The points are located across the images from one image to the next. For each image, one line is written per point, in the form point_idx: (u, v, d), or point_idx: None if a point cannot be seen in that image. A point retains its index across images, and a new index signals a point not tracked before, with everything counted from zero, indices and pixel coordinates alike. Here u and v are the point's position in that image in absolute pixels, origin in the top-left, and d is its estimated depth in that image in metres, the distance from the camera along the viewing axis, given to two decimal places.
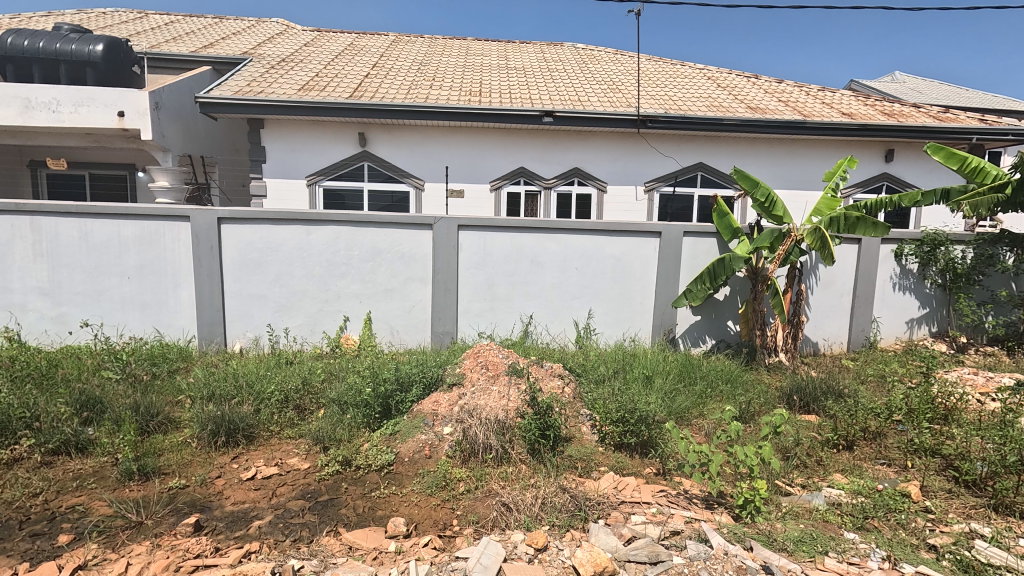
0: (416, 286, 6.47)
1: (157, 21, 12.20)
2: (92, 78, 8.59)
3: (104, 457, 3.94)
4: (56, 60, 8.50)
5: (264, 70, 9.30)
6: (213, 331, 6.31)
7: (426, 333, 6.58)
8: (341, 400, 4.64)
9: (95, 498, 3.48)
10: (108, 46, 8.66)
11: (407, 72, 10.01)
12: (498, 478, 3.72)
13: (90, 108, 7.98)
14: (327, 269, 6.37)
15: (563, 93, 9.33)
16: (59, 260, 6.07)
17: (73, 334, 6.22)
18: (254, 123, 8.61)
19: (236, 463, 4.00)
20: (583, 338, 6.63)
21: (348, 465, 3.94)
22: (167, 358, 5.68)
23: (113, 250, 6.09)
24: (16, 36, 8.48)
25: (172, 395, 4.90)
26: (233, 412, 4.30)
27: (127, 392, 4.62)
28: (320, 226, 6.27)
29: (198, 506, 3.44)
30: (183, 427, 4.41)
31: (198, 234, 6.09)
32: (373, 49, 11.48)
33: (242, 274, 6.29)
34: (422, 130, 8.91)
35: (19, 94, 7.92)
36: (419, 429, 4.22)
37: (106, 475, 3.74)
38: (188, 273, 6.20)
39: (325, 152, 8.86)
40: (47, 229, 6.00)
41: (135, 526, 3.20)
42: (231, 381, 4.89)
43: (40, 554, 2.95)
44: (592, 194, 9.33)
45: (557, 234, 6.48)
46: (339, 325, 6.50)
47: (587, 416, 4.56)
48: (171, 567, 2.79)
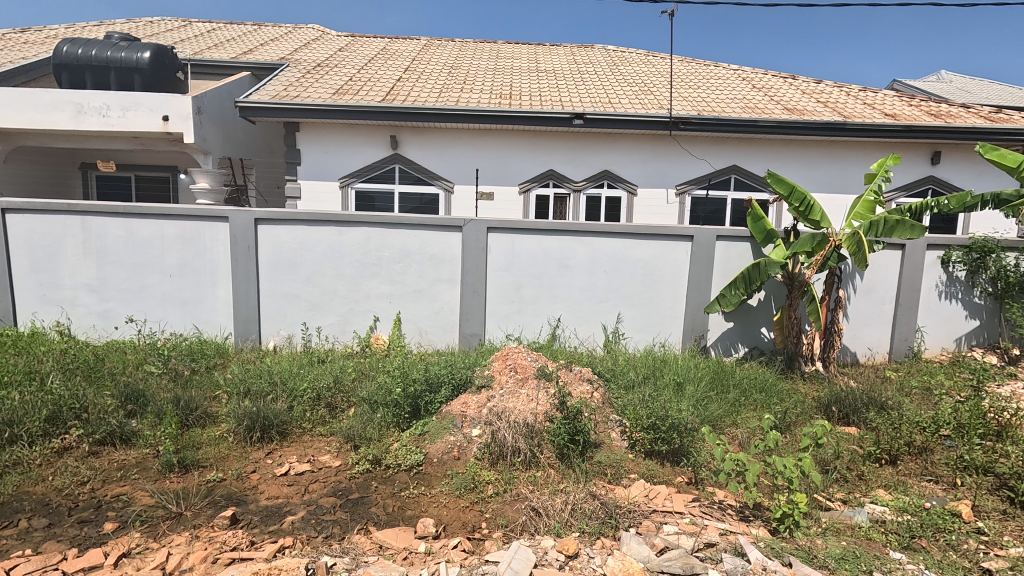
0: (445, 287, 6.51)
1: (200, 29, 12.63)
2: (139, 84, 8.95)
3: (146, 448, 4.08)
4: (106, 67, 8.90)
5: (301, 75, 9.53)
6: (249, 329, 6.49)
7: (454, 335, 6.61)
8: (371, 400, 4.69)
9: (138, 488, 3.60)
10: (154, 54, 9.02)
11: (438, 76, 10.11)
12: (527, 482, 3.70)
13: (136, 112, 8.31)
14: (358, 270, 6.47)
15: (593, 95, 9.26)
16: (107, 257, 6.34)
17: (118, 329, 6.47)
18: (291, 126, 8.83)
19: (271, 458, 4.09)
20: (611, 342, 6.56)
21: (378, 464, 3.99)
22: (205, 354, 5.86)
23: (156, 248, 6.32)
24: (70, 44, 8.90)
25: (210, 390, 5.04)
26: (267, 408, 4.40)
27: (168, 386, 4.78)
28: (352, 227, 6.38)
29: (235, 499, 3.52)
30: (220, 422, 4.54)
31: (236, 233, 6.28)
32: (406, 53, 11.64)
33: (277, 274, 6.44)
34: (453, 132, 8.99)
35: (72, 99, 8.30)
36: (448, 430, 4.24)
37: (148, 467, 3.88)
38: (226, 272, 6.39)
39: (358, 154, 9.02)
40: (96, 228, 6.28)
41: (175, 516, 3.30)
42: (267, 378, 5.04)
43: (88, 541, 3.07)
44: (622, 197, 9.24)
45: (585, 238, 6.43)
46: (369, 324, 6.59)
47: (617, 422, 4.48)
48: (208, 558, 2.85)
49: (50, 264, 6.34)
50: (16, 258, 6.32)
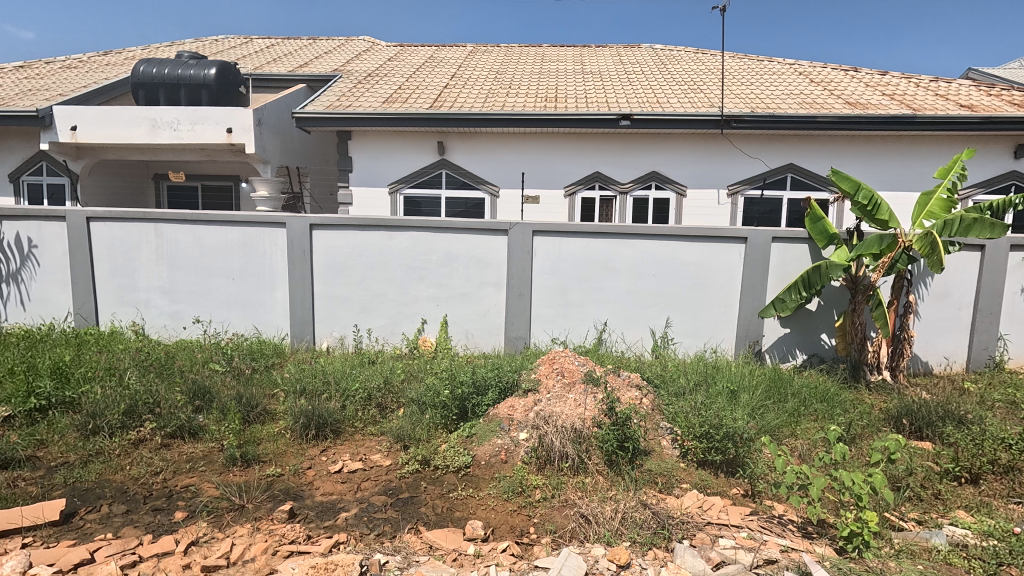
0: (491, 291, 6.55)
1: (261, 45, 13.32)
2: (207, 99, 9.54)
3: (212, 442, 4.31)
4: (177, 84, 9.53)
5: (353, 85, 9.87)
6: (304, 330, 6.75)
7: (500, 337, 6.63)
8: (420, 401, 4.77)
9: (205, 480, 3.81)
10: (220, 70, 9.58)
11: (484, 81, 10.23)
12: (576, 489, 3.65)
13: (203, 126, 8.85)
14: (406, 273, 6.61)
15: (641, 96, 9.10)
16: (177, 262, 6.77)
17: (187, 329, 6.89)
18: (343, 135, 9.15)
19: (325, 456, 4.23)
20: (660, 347, 6.40)
21: (427, 465, 4.04)
22: (264, 353, 6.14)
23: (220, 253, 6.70)
24: (146, 64, 9.58)
25: (269, 388, 5.28)
26: (321, 407, 4.56)
27: (231, 384, 5.04)
28: (401, 232, 6.53)
29: (292, 494, 3.67)
30: (278, 418, 4.74)
31: (293, 238, 6.56)
32: (452, 60, 11.84)
33: (330, 277, 6.68)
34: (498, 137, 9.06)
35: (147, 115, 8.93)
36: (495, 433, 4.24)
37: (214, 460, 4.09)
38: (283, 275, 6.68)
39: (406, 161, 9.24)
40: (168, 234, 6.71)
41: (238, 508, 3.47)
42: (321, 378, 5.22)
43: (161, 528, 3.26)
44: (670, 199, 9.01)
45: (633, 240, 6.32)
46: (417, 326, 6.72)
47: (667, 430, 4.35)
48: (269, 550, 2.98)
49: (127, 269, 6.83)
50: (99, 262, 6.84)
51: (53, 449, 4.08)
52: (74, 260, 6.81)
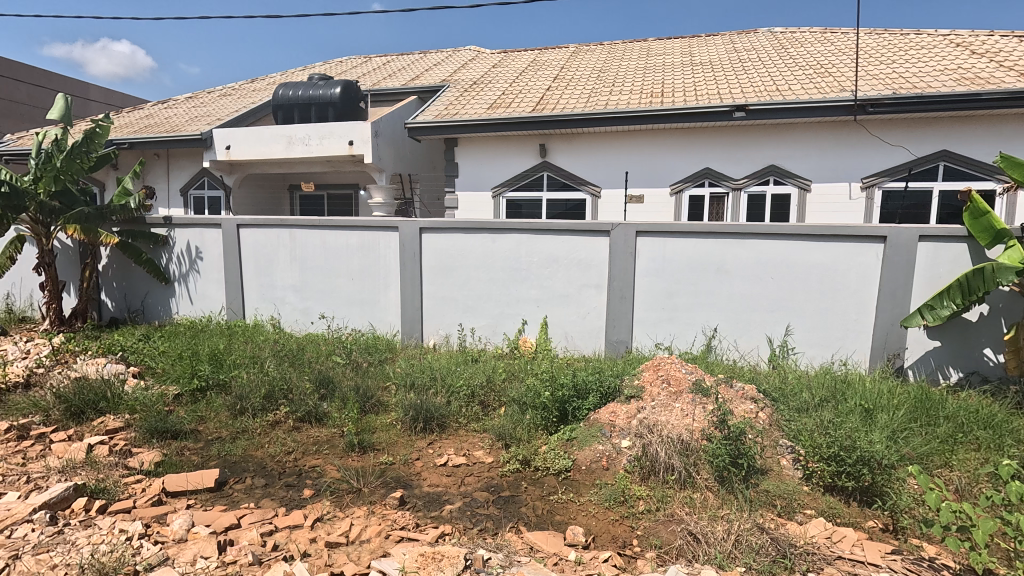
0: (592, 293, 6.45)
1: (378, 62, 14.41)
2: (333, 115, 10.51)
3: (334, 428, 4.72)
4: (308, 104, 10.61)
5: (460, 94, 10.29)
6: (414, 327, 7.16)
7: (600, 341, 6.50)
8: (521, 401, 4.82)
9: (329, 462, 4.18)
10: (343, 89, 10.53)
11: (587, 81, 10.12)
12: (682, 504, 3.45)
13: (329, 140, 9.75)
14: (508, 275, 6.74)
15: (757, 84, 8.44)
16: (307, 263, 7.53)
17: (314, 324, 7.65)
18: (450, 142, 9.58)
19: (432, 448, 4.43)
20: (778, 357, 5.87)
21: (527, 465, 4.08)
22: (379, 348, 6.62)
23: (343, 256, 7.34)
24: (285, 87, 10.81)
25: (383, 381, 5.67)
26: (429, 402, 4.80)
27: (351, 375, 5.50)
28: (504, 234, 6.67)
29: (403, 482, 3.89)
30: (390, 410, 5.07)
31: (404, 242, 6.99)
32: (555, 62, 11.88)
33: (438, 278, 7.01)
34: (601, 136, 8.92)
35: (284, 133, 10.04)
36: (596, 438, 4.16)
37: (336, 445, 4.47)
38: (396, 276, 7.15)
39: (509, 164, 9.43)
40: (300, 239, 7.50)
41: (356, 491, 3.75)
42: (429, 374, 5.49)
43: (292, 502, 3.62)
44: (791, 194, 8.24)
45: (747, 240, 5.86)
46: (518, 327, 6.82)
47: (788, 448, 3.97)
48: (382, 533, 3.19)
49: (267, 269, 7.73)
50: (245, 264, 7.82)
51: (210, 424, 4.71)
52: (227, 262, 7.85)
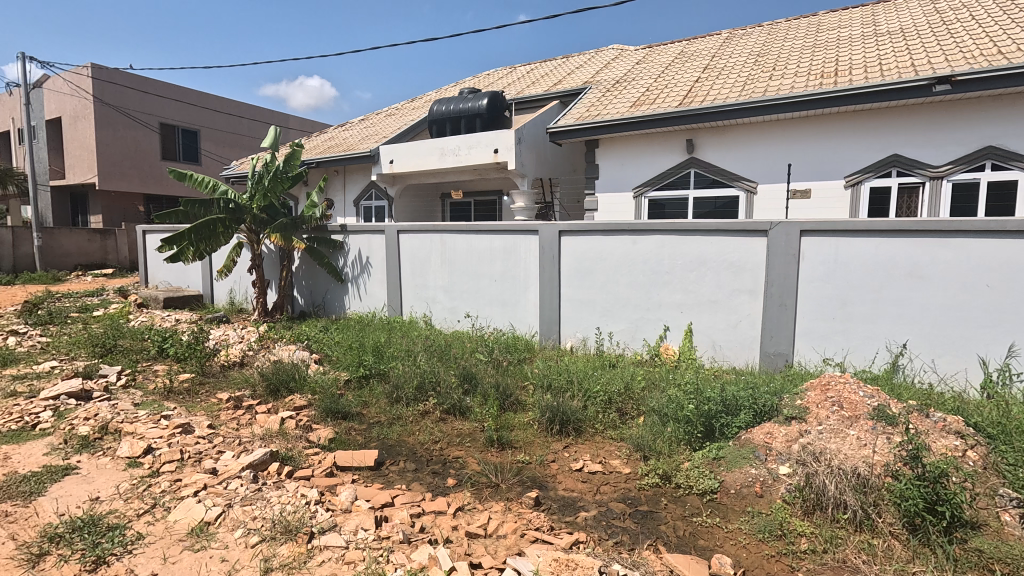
0: (745, 299, 5.87)
1: (523, 71, 14.91)
2: (480, 125, 11.12)
3: (476, 422, 4.98)
4: (458, 116, 11.38)
5: (602, 94, 10.16)
6: (551, 329, 7.23)
7: (754, 352, 5.88)
8: (662, 412, 4.56)
9: (470, 455, 4.41)
10: (490, 99, 11.08)
11: (742, 67, 9.29)
12: (857, 550, 2.94)
13: (476, 149, 10.35)
14: (650, 278, 6.46)
15: (968, 49, 6.93)
16: (455, 265, 8.08)
17: (460, 322, 8.16)
18: (591, 144, 9.51)
19: (568, 452, 4.42)
20: (995, 384, 4.72)
21: (667, 481, 3.84)
22: (518, 348, 6.82)
23: (487, 258, 7.72)
24: (440, 104, 11.77)
25: (521, 380, 5.83)
26: (565, 404, 4.80)
27: (491, 373, 5.74)
28: (645, 235, 6.41)
29: (538, 483, 3.94)
30: (527, 409, 5.19)
31: (544, 244, 7.11)
32: (705, 51, 11.12)
33: (576, 280, 7.00)
34: (759, 127, 8.11)
35: (437, 145, 10.91)
36: (748, 461, 3.77)
37: (476, 438, 4.70)
38: (535, 278, 7.30)
39: (653, 163, 9.03)
40: (450, 242, 8.08)
41: (494, 486, 3.89)
42: (565, 376, 5.50)
43: (437, 489, 3.87)
44: (1019, 181, 6.60)
45: (951, 239, 4.83)
46: (659, 333, 6.49)
47: (1011, 501, 3.16)
48: (517, 531, 3.26)
49: (421, 270, 8.46)
50: (403, 265, 8.66)
51: (372, 409, 5.29)
52: (388, 264, 8.78)
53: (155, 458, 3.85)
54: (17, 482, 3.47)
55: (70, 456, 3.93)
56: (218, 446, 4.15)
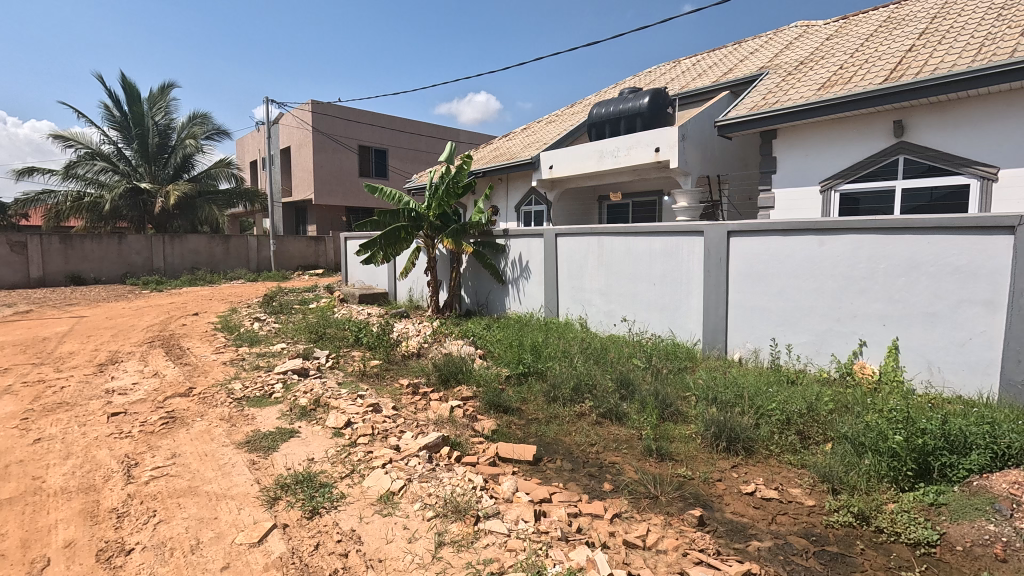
0: (977, 312, 4.75)
1: (688, 64, 14.11)
2: (641, 125, 10.82)
3: (633, 429, 4.84)
4: (618, 117, 11.22)
5: (782, 79, 9.10)
6: (716, 337, 6.69)
7: (992, 379, 4.71)
8: (856, 440, 3.90)
9: (627, 462, 4.30)
10: (652, 97, 10.72)
11: (976, 27, 7.54)
12: None
13: (636, 149, 10.09)
14: (841, 284, 5.60)
15: None
16: (612, 268, 7.98)
17: (616, 325, 8.01)
18: (767, 135, 8.56)
19: (737, 472, 4.05)
20: None
21: (864, 522, 3.29)
22: (678, 356, 6.47)
23: (646, 261, 7.47)
24: (599, 107, 11.75)
25: (682, 390, 5.50)
26: (734, 420, 4.41)
27: (650, 380, 5.53)
28: (836, 235, 5.58)
29: (702, 501, 3.67)
30: (689, 422, 4.87)
31: (709, 246, 6.62)
32: (921, 13, 9.28)
33: (747, 286, 6.38)
34: (1005, 97, 6.49)
35: (596, 148, 10.89)
36: (983, 515, 3.05)
37: (634, 446, 4.57)
38: (699, 282, 6.84)
39: (846, 151, 7.77)
40: (607, 245, 8.01)
41: (653, 498, 3.72)
42: (734, 390, 5.05)
43: (594, 492, 3.84)
44: None
45: None
46: (853, 349, 5.58)
47: None
48: (679, 549, 3.08)
49: (578, 273, 8.53)
50: (561, 268, 8.82)
51: (530, 405, 5.48)
52: (547, 266, 9.02)
53: (353, 431, 4.52)
54: (259, 438, 4.37)
55: (294, 421, 4.82)
56: (400, 426, 4.71)
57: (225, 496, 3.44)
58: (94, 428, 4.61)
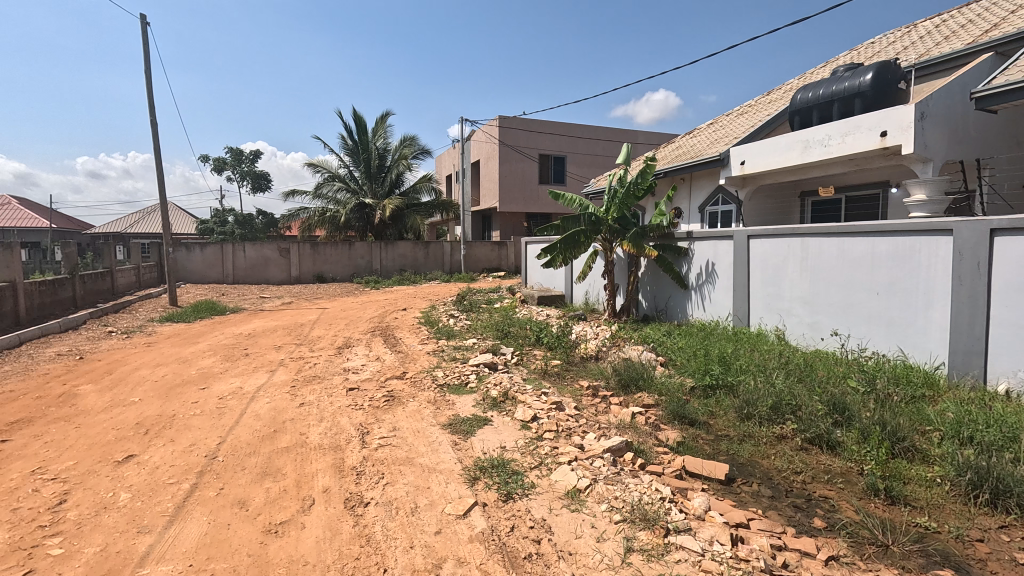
0: None
1: (928, 26, 11.57)
2: (860, 107, 9.22)
3: (851, 462, 4.14)
4: (831, 100, 9.74)
5: None
6: (970, 363, 5.36)
7: None
8: None
9: (844, 499, 3.70)
10: (876, 72, 9.04)
11: None
12: None
13: (855, 135, 8.64)
14: None
15: None
16: (820, 274, 6.96)
17: (824, 340, 6.94)
18: None
19: (1007, 536, 3.19)
20: None
21: None
22: (912, 382, 5.34)
23: (867, 266, 6.36)
24: (803, 91, 10.39)
25: (920, 423, 4.51)
26: (1002, 468, 3.50)
27: (874, 407, 4.65)
28: None
29: (953, 563, 2.97)
30: (933, 464, 3.98)
31: (961, 248, 5.36)
32: None
33: (1021, 301, 4.96)
34: None
35: (801, 138, 9.60)
36: None
37: (853, 482, 3.91)
38: (945, 293, 5.58)
39: None
40: (814, 247, 7.02)
41: (882, 546, 3.11)
42: (1000, 430, 4.00)
43: (801, 526, 3.39)
44: None
45: None
46: None
47: None
48: None
49: (775, 279, 7.63)
50: (753, 273, 8.01)
51: (719, 420, 5.07)
52: (737, 271, 8.27)
53: (539, 425, 4.76)
54: (459, 422, 4.88)
55: (486, 411, 5.27)
56: (582, 426, 4.80)
57: (434, 469, 3.93)
58: (338, 398, 5.70)
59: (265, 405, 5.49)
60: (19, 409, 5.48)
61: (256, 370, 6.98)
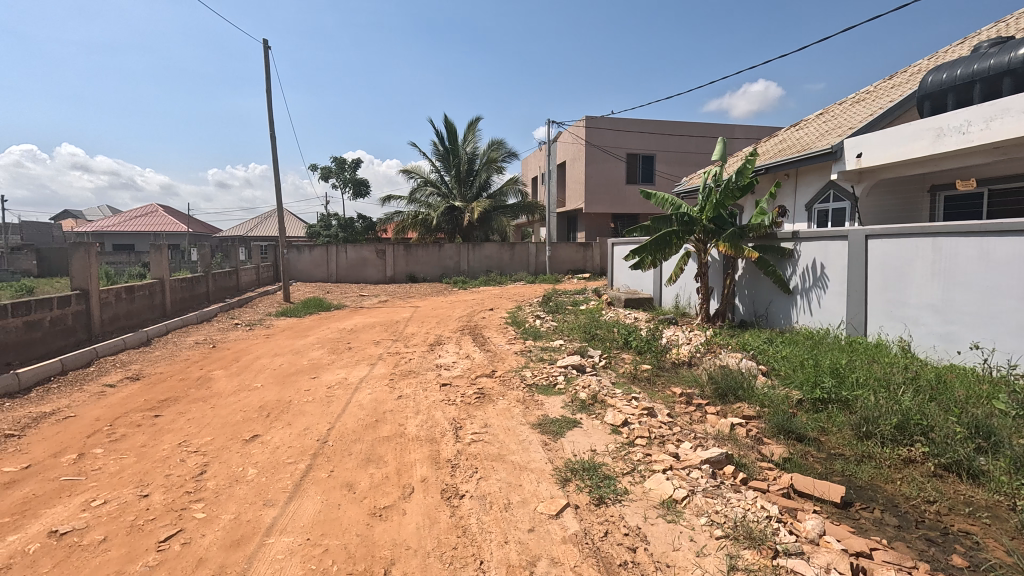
0: None
1: None
2: (1009, 86, 8.06)
3: (1000, 495, 3.60)
4: (971, 81, 8.57)
5: None
6: None
7: None
8: None
9: (991, 536, 3.23)
10: None
11: None
12: None
13: (1004, 120, 7.51)
14: None
15: None
16: (956, 279, 6.13)
17: (961, 354, 6.09)
18: None
19: None
20: None
21: None
22: None
23: (1018, 270, 5.51)
24: (934, 73, 9.21)
25: None
26: None
27: None
28: None
29: None
30: None
31: None
32: None
33: None
34: None
35: (932, 125, 8.51)
36: None
37: (1004, 518, 3.39)
38: None
39: None
40: (948, 248, 6.20)
41: None
42: None
43: (936, 562, 3.01)
44: None
45: None
46: None
47: None
48: None
49: (898, 284, 6.82)
50: (871, 277, 7.21)
51: (832, 438, 4.63)
52: (851, 275, 7.50)
53: (630, 431, 4.65)
54: (548, 423, 4.90)
55: (576, 413, 5.25)
56: (677, 434, 4.62)
57: (526, 467, 3.98)
58: (432, 393, 5.95)
59: (367, 395, 5.88)
60: (169, 389, 6.34)
61: (358, 363, 7.49)
